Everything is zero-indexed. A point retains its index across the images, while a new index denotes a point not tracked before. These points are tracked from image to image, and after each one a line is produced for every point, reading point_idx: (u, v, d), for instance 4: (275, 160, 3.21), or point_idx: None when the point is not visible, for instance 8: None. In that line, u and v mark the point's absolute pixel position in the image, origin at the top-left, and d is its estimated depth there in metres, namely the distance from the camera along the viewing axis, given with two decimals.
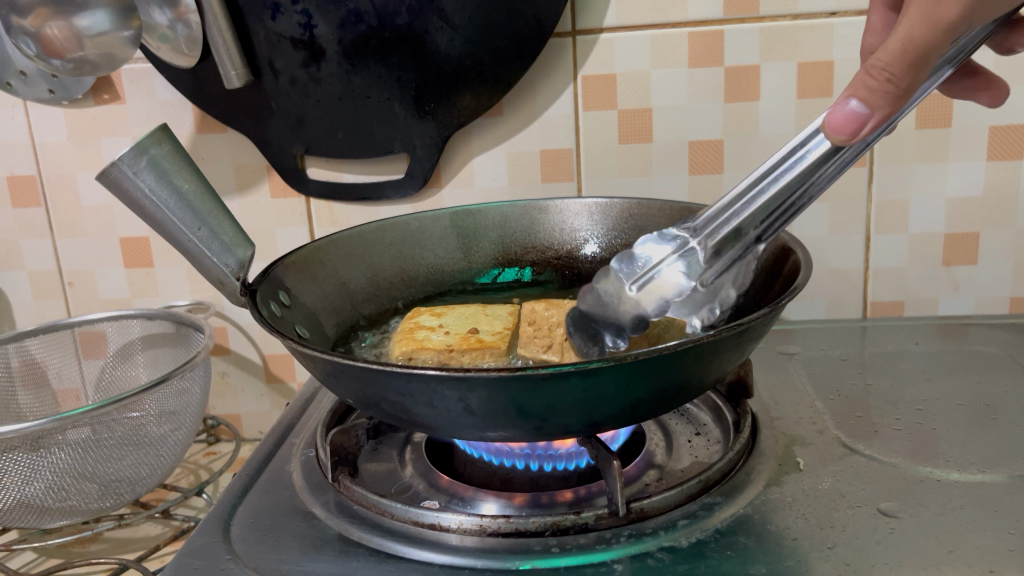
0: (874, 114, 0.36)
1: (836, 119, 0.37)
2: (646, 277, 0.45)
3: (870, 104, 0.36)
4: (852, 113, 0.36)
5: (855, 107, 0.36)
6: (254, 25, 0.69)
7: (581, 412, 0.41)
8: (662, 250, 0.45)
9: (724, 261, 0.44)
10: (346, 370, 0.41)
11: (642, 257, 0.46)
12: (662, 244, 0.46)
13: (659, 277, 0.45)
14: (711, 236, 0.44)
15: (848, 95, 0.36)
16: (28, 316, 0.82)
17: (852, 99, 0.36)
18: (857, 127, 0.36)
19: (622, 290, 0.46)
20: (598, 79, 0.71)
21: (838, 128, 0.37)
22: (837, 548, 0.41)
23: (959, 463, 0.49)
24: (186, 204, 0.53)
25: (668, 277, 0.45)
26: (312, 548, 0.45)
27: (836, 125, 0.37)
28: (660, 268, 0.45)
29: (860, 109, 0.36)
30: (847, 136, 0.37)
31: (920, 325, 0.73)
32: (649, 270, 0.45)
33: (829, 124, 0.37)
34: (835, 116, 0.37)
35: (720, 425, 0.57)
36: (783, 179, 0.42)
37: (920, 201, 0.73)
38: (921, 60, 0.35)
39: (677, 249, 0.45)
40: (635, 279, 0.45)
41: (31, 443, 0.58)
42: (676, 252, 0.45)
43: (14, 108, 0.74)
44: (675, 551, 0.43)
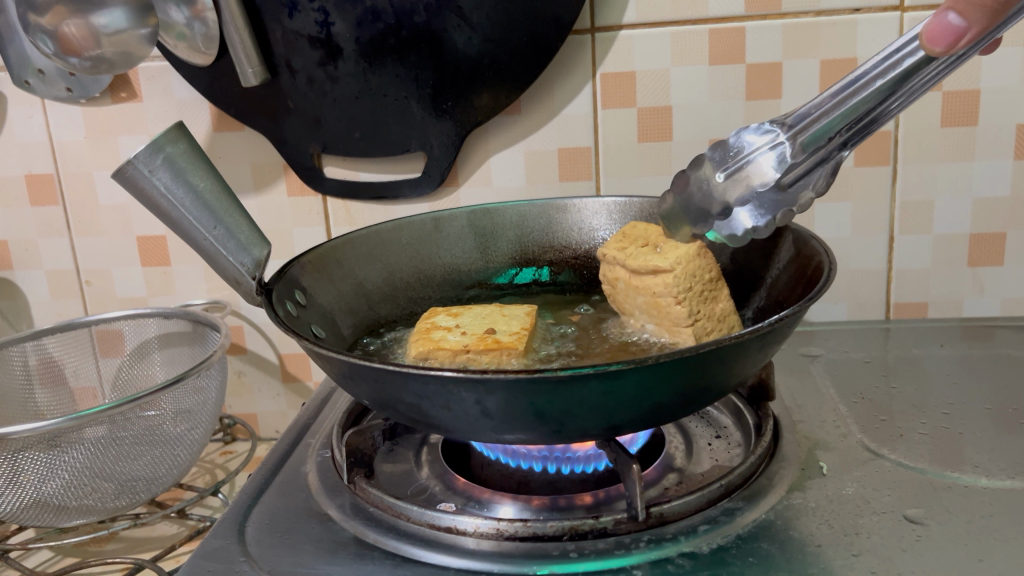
0: (972, 28, 0.35)
1: (930, 32, 0.36)
2: (737, 165, 0.45)
3: (968, 17, 0.35)
4: (949, 23, 0.35)
5: (953, 19, 0.35)
6: (271, 24, 0.68)
7: (600, 417, 0.40)
8: (753, 142, 0.45)
9: (808, 162, 0.44)
10: (362, 372, 0.41)
11: (737, 147, 0.46)
12: (758, 134, 0.45)
13: (749, 166, 0.45)
14: (802, 134, 0.43)
15: (947, 8, 0.36)
16: (46, 315, 0.82)
17: (950, 10, 0.36)
18: (954, 39, 0.35)
19: (714, 176, 0.46)
20: (618, 77, 0.70)
21: (933, 40, 0.36)
22: (862, 555, 0.40)
23: (987, 468, 0.48)
24: (201, 202, 0.52)
25: (757, 165, 0.44)
26: (327, 551, 0.44)
27: (932, 37, 0.36)
28: (753, 154, 0.45)
29: (958, 21, 0.35)
30: (944, 48, 0.36)
31: (945, 328, 0.72)
32: (742, 157, 0.45)
33: (921, 39, 0.36)
34: (931, 27, 0.36)
35: (741, 428, 0.56)
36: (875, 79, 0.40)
37: (945, 201, 0.71)
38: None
39: (766, 140, 0.45)
40: (727, 163, 0.46)
41: (48, 440, 0.59)
42: (766, 143, 0.44)
43: (32, 107, 0.74)
44: (695, 557, 0.42)
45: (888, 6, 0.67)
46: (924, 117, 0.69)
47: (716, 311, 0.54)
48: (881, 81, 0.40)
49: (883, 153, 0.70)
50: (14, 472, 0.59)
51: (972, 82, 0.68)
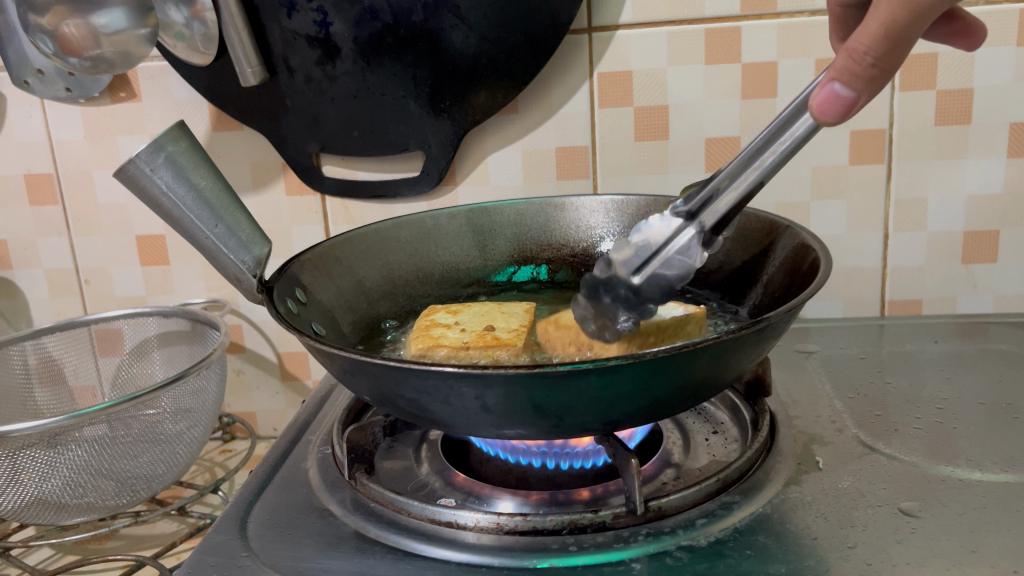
0: (861, 97, 0.34)
1: (820, 103, 0.35)
2: (655, 262, 0.42)
3: (854, 88, 0.34)
4: (835, 97, 0.34)
5: (840, 91, 0.34)
6: (269, 24, 0.69)
7: (599, 411, 0.41)
8: (656, 234, 0.42)
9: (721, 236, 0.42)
10: (362, 367, 0.41)
11: (645, 243, 0.43)
12: (659, 222, 0.43)
13: (665, 260, 0.42)
14: (707, 217, 0.41)
15: (832, 77, 0.34)
16: (45, 314, 0.82)
17: (835, 81, 0.34)
18: (845, 111, 0.34)
19: (631, 278, 0.43)
20: (615, 76, 0.71)
21: (824, 110, 0.35)
22: (857, 547, 0.41)
23: (980, 462, 0.48)
24: (203, 200, 0.52)
25: (676, 256, 0.42)
26: (328, 545, 0.45)
27: (822, 108, 0.35)
28: (666, 247, 0.42)
29: (845, 92, 0.34)
30: (835, 119, 0.35)
31: (939, 324, 0.73)
32: (653, 253, 0.42)
33: (812, 108, 0.35)
34: (820, 99, 0.35)
35: (737, 424, 0.57)
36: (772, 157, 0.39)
37: (939, 199, 0.72)
38: (902, 43, 0.33)
39: (670, 231, 0.42)
40: (636, 261, 0.43)
41: (47, 440, 0.59)
42: (674, 231, 0.42)
43: (31, 107, 0.75)
44: (693, 550, 0.42)
45: None
46: (919, 115, 0.70)
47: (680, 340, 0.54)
48: (773, 156, 0.39)
49: (877, 150, 0.71)
50: (14, 471, 0.59)
51: (966, 80, 0.68)
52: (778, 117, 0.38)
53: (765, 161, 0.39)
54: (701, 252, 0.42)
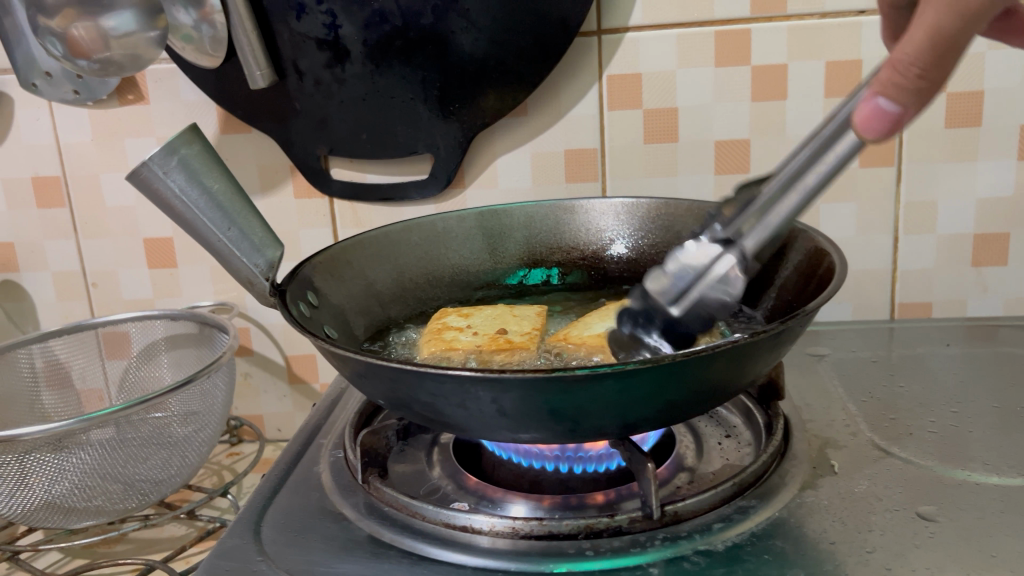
0: (908, 110, 0.32)
1: (864, 118, 0.33)
2: (694, 287, 0.41)
3: (899, 102, 0.32)
4: (879, 111, 0.32)
5: (884, 104, 0.32)
6: (278, 26, 0.69)
7: (616, 415, 0.41)
8: (694, 260, 0.41)
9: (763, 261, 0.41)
10: (378, 371, 0.41)
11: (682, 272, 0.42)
12: (695, 249, 0.42)
13: (708, 286, 0.40)
14: (749, 240, 0.40)
15: (877, 91, 0.32)
16: (52, 317, 0.82)
17: (880, 95, 0.32)
18: (890, 127, 0.32)
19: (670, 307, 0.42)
20: (624, 79, 0.71)
21: (867, 125, 0.33)
22: (876, 552, 0.41)
23: (996, 466, 0.48)
24: (216, 204, 0.52)
25: (719, 283, 0.40)
26: (342, 550, 0.45)
27: (864, 121, 0.33)
28: (705, 273, 0.41)
29: (889, 106, 0.32)
30: (880, 134, 0.33)
31: (950, 327, 0.72)
32: (696, 279, 0.41)
33: (856, 123, 0.33)
34: (864, 113, 0.33)
35: (751, 427, 0.56)
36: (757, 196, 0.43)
37: (949, 202, 0.72)
38: (949, 54, 0.31)
39: (709, 257, 0.41)
40: (675, 290, 0.42)
41: (54, 443, 0.59)
42: (715, 257, 0.40)
43: (39, 109, 0.75)
44: (710, 554, 0.42)
45: None
46: (929, 118, 0.70)
47: None
48: (816, 175, 0.37)
49: (887, 153, 0.71)
50: (22, 474, 0.59)
51: (976, 83, 0.68)
52: (823, 134, 0.37)
53: (807, 179, 0.38)
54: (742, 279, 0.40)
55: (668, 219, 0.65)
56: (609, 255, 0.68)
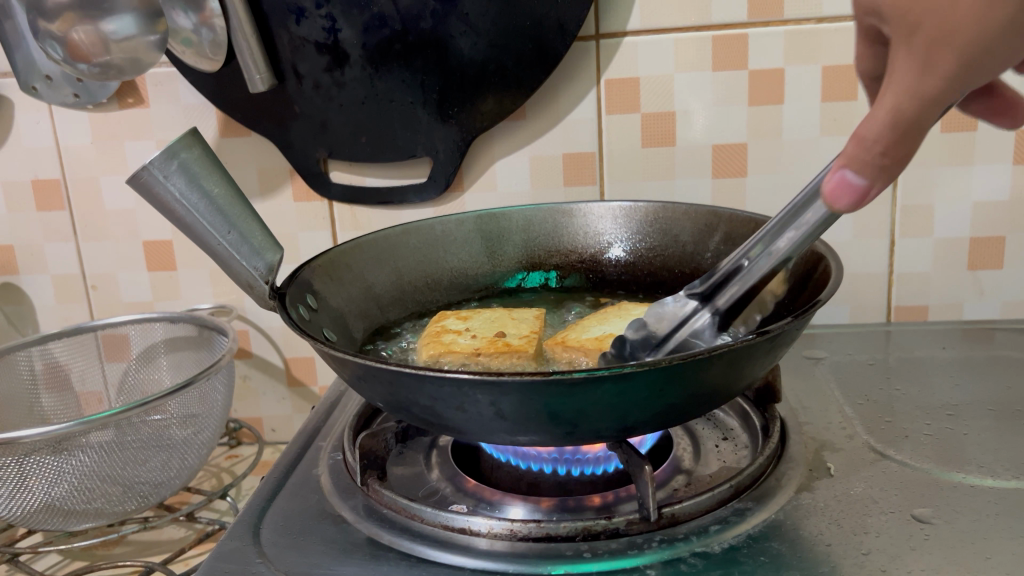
0: (875, 184, 0.30)
1: (831, 191, 0.31)
2: (676, 335, 0.45)
3: (866, 177, 0.30)
4: (845, 186, 0.31)
5: (852, 178, 0.30)
6: (277, 30, 0.69)
7: (614, 418, 0.41)
8: (673, 313, 0.46)
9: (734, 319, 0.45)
10: (377, 374, 0.41)
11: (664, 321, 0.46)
12: (674, 303, 0.46)
13: (688, 335, 0.45)
14: (721, 298, 0.45)
15: (843, 164, 0.31)
16: (52, 320, 0.82)
17: (846, 168, 0.31)
18: (858, 200, 0.31)
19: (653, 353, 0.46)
20: (622, 83, 0.71)
21: (835, 197, 0.31)
22: (871, 554, 0.41)
23: (991, 468, 0.48)
24: (215, 207, 0.53)
25: (696, 333, 0.45)
26: (341, 552, 0.45)
27: (833, 194, 0.31)
28: (685, 324, 0.45)
29: (857, 180, 0.30)
30: (848, 208, 0.31)
31: (946, 330, 0.73)
32: (676, 328, 0.46)
33: (823, 195, 0.32)
34: (830, 186, 0.31)
35: (748, 430, 0.57)
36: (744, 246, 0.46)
37: (945, 206, 0.72)
38: (915, 134, 0.29)
39: (686, 311, 0.46)
40: (658, 338, 0.46)
41: (53, 446, 0.59)
42: (692, 312, 0.45)
43: (39, 113, 0.75)
44: (707, 556, 0.42)
45: None
46: None
47: None
48: (787, 241, 0.41)
49: None
50: (21, 476, 0.59)
51: None
52: (796, 201, 0.41)
53: (777, 246, 0.41)
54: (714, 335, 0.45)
55: (666, 222, 0.65)
56: (606, 259, 0.68)
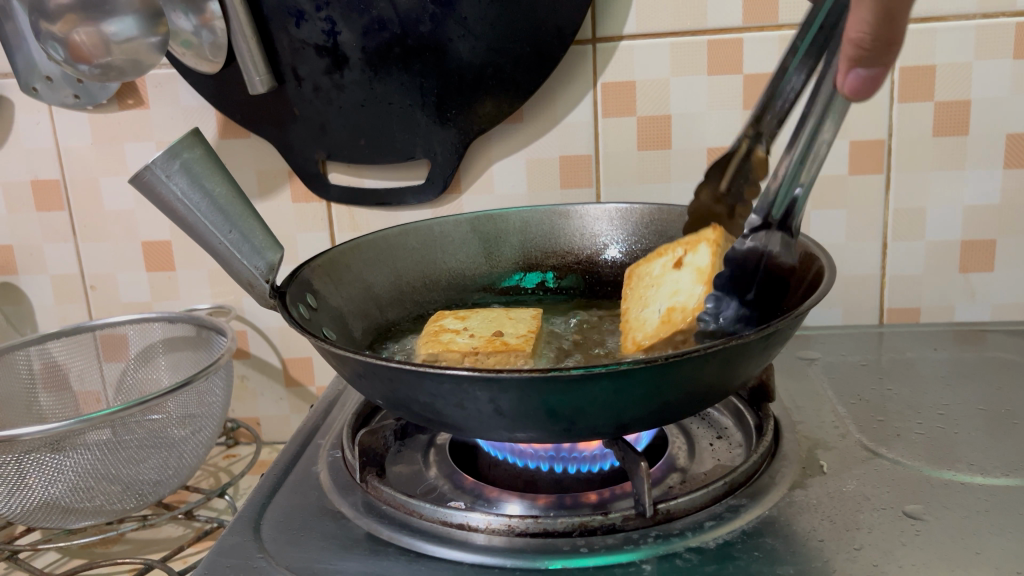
0: (883, 67, 0.36)
1: (851, 85, 0.38)
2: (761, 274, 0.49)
3: (873, 67, 0.36)
4: (860, 80, 0.37)
5: (861, 74, 0.37)
6: (278, 33, 0.70)
7: (611, 415, 0.41)
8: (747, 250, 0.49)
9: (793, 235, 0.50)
10: (378, 371, 0.42)
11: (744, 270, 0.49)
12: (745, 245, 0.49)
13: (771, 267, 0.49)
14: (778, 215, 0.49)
15: (850, 66, 0.37)
16: (51, 320, 0.83)
17: (855, 68, 0.37)
18: (875, 82, 0.37)
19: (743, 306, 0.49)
20: (618, 87, 0.72)
21: (854, 89, 0.38)
22: (864, 549, 0.42)
23: (982, 466, 0.49)
24: (217, 207, 0.53)
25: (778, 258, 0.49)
26: (341, 547, 0.45)
27: (852, 89, 0.38)
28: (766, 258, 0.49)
29: (867, 72, 0.37)
30: (869, 90, 0.38)
31: (937, 332, 0.74)
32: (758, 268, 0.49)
33: (845, 91, 0.39)
34: (849, 83, 0.38)
35: (742, 429, 0.57)
36: (744, 152, 0.57)
37: (938, 210, 0.73)
38: (896, 24, 0.34)
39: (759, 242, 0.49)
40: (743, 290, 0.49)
41: (52, 444, 0.59)
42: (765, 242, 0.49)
43: (39, 113, 0.75)
44: (702, 552, 0.43)
45: None
46: (916, 127, 0.71)
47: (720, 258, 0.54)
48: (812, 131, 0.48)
49: (877, 161, 0.72)
50: (20, 474, 0.60)
51: (964, 91, 0.69)
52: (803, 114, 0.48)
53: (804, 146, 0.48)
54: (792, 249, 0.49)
55: (662, 224, 0.66)
56: (604, 260, 0.69)
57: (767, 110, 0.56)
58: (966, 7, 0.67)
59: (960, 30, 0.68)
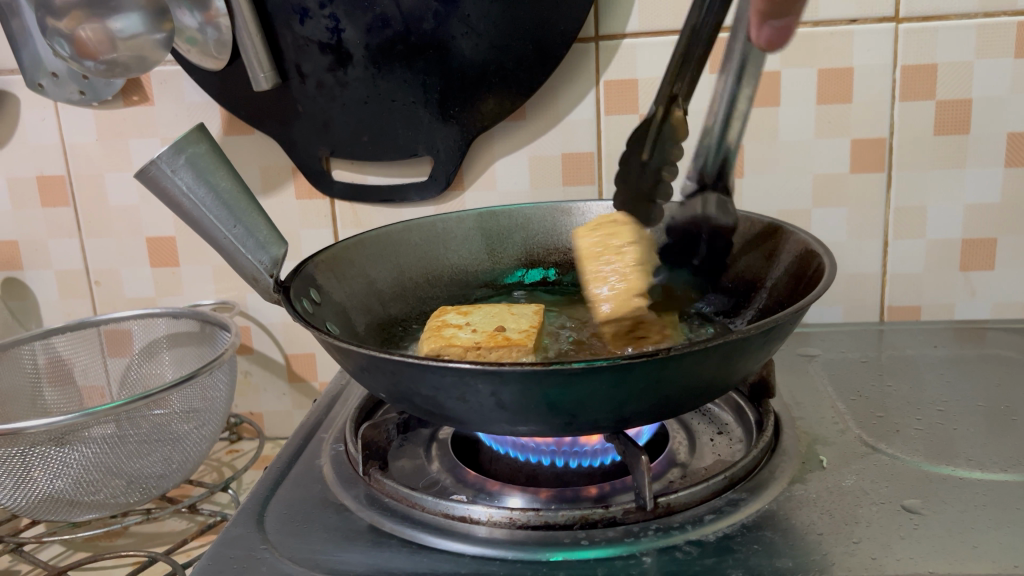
0: (790, 22, 0.49)
1: (767, 40, 0.50)
2: None
3: (784, 18, 0.49)
4: (775, 31, 0.49)
5: (777, 25, 0.49)
6: (282, 30, 0.70)
7: (611, 408, 0.42)
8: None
9: None
10: (380, 364, 0.42)
11: None
12: None
13: None
14: None
15: (764, 23, 0.49)
16: (56, 315, 0.83)
17: (770, 21, 0.49)
18: (785, 36, 0.49)
19: None
20: (620, 84, 0.72)
21: (771, 41, 0.50)
22: (862, 543, 0.42)
23: (981, 462, 0.49)
24: (222, 202, 0.53)
25: None
26: (344, 539, 0.46)
27: (771, 41, 0.50)
28: None
29: (780, 25, 0.49)
30: (780, 43, 0.50)
31: (938, 329, 0.74)
32: None
33: (763, 45, 0.50)
34: (766, 37, 0.50)
35: (742, 425, 0.58)
36: (662, 117, 0.56)
37: (939, 207, 0.73)
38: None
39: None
40: None
41: (57, 438, 0.60)
42: None
43: (44, 110, 0.76)
44: (702, 545, 0.43)
45: (885, 17, 0.68)
46: (917, 125, 0.71)
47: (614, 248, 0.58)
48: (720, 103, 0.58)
49: (877, 160, 0.72)
50: (24, 468, 0.60)
51: (965, 90, 0.70)
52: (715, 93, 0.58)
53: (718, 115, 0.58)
54: None
55: None
56: None
57: (678, 71, 0.56)
58: (968, 6, 0.67)
59: (961, 29, 0.68)
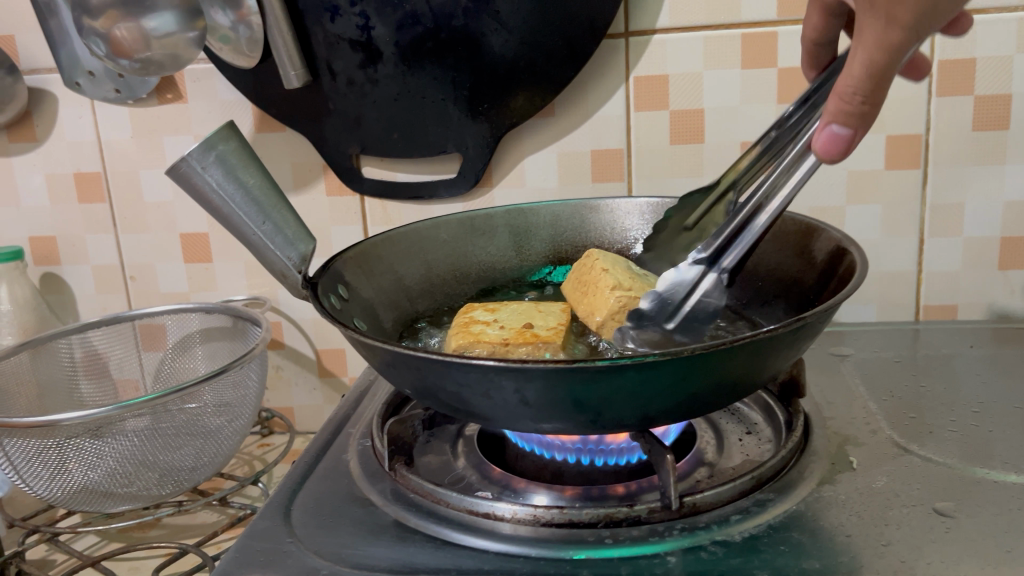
0: (858, 131, 0.40)
1: (824, 143, 0.41)
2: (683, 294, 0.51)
3: (849, 126, 0.40)
4: (835, 138, 0.41)
5: (838, 131, 0.40)
6: (313, 28, 0.70)
7: (636, 407, 0.41)
8: (684, 282, 0.51)
9: (739, 245, 0.49)
10: (405, 361, 0.43)
11: (673, 278, 0.51)
12: (684, 271, 0.51)
13: (681, 284, 0.51)
14: (727, 258, 0.49)
15: (829, 120, 0.41)
16: (92, 309, 0.85)
17: (833, 123, 0.40)
18: (845, 147, 0.41)
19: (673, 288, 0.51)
20: (651, 80, 0.71)
21: (827, 150, 0.41)
22: (892, 545, 0.41)
23: (1016, 465, 0.48)
24: (251, 198, 0.54)
25: (689, 286, 0.50)
26: (369, 534, 0.46)
27: (825, 147, 0.41)
28: (691, 289, 0.50)
29: (842, 131, 0.40)
30: (838, 154, 0.41)
31: (976, 329, 0.72)
32: (688, 294, 0.50)
33: (817, 148, 0.42)
34: (824, 140, 0.41)
35: (771, 425, 0.57)
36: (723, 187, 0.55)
37: (977, 205, 0.72)
38: (881, 81, 0.38)
39: (695, 279, 0.50)
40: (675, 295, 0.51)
41: (92, 430, 0.61)
42: (698, 278, 0.50)
43: (81, 107, 0.77)
44: (728, 545, 0.43)
45: None
46: (955, 121, 0.70)
47: (592, 271, 0.61)
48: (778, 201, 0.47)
49: (913, 156, 0.71)
50: (61, 458, 0.61)
51: (1003, 86, 0.68)
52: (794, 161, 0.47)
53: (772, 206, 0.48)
54: (724, 292, 0.50)
55: None
56: (633, 254, 0.69)
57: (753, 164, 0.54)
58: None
59: (1002, 22, 0.67)
